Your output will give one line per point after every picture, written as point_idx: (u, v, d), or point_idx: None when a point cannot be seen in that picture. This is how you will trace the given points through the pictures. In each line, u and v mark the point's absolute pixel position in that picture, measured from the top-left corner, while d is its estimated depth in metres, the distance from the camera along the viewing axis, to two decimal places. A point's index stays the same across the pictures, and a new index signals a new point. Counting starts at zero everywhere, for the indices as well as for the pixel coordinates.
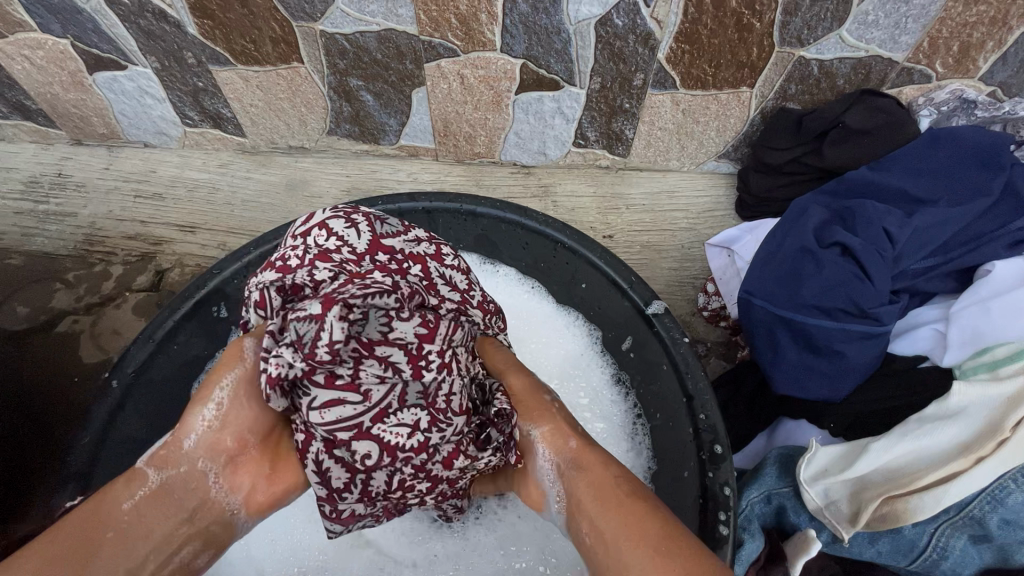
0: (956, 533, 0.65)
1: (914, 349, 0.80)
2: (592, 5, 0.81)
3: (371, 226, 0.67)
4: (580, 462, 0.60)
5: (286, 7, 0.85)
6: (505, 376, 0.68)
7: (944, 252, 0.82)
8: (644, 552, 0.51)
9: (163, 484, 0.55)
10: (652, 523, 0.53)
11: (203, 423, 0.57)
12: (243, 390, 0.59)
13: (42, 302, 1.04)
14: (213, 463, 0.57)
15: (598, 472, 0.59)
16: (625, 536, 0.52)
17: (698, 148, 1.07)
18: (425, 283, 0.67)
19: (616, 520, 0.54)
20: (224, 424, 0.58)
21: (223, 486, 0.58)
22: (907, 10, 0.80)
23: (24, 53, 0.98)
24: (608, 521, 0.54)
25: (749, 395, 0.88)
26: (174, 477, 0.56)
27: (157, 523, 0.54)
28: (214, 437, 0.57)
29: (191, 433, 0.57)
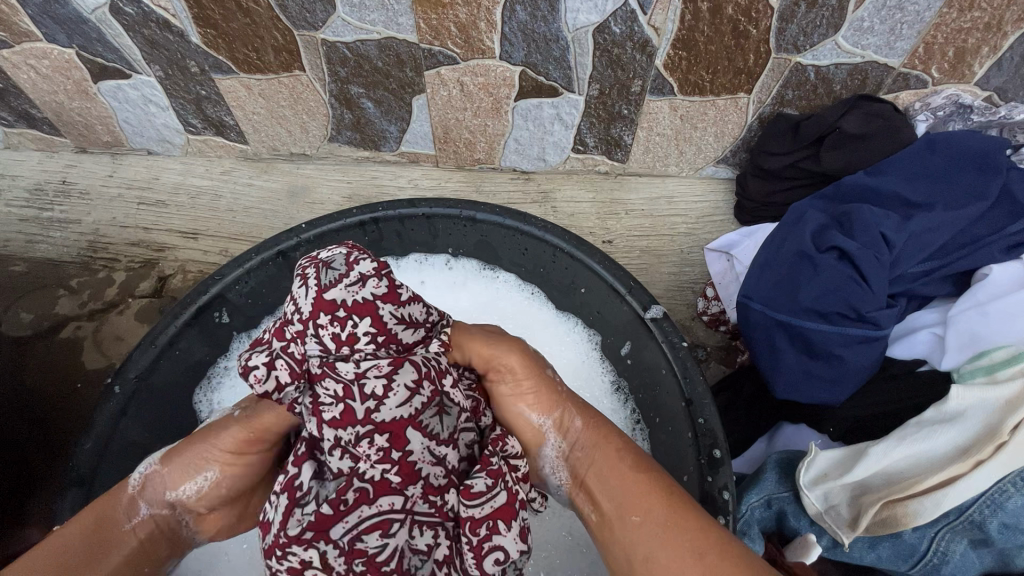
0: (956, 537, 0.65)
1: (913, 352, 0.81)
2: (590, 13, 0.82)
3: (314, 279, 0.56)
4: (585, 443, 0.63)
5: (288, 16, 0.87)
6: (506, 348, 0.65)
7: (941, 255, 0.82)
8: (654, 528, 0.54)
9: (149, 517, 0.62)
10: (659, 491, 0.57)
11: (190, 485, 0.62)
12: (236, 471, 0.63)
13: (46, 309, 1.05)
14: (186, 515, 0.64)
15: (608, 450, 0.62)
16: (631, 515, 0.56)
17: (696, 153, 1.08)
18: (379, 338, 0.55)
19: (636, 486, 0.58)
20: (203, 498, 0.63)
21: (194, 527, 0.65)
22: (902, 16, 0.81)
23: (30, 62, 0.99)
24: (625, 486, 0.58)
25: (748, 398, 0.90)
26: (161, 514, 0.63)
27: (140, 553, 0.60)
28: (192, 502, 0.63)
29: (176, 487, 0.63)
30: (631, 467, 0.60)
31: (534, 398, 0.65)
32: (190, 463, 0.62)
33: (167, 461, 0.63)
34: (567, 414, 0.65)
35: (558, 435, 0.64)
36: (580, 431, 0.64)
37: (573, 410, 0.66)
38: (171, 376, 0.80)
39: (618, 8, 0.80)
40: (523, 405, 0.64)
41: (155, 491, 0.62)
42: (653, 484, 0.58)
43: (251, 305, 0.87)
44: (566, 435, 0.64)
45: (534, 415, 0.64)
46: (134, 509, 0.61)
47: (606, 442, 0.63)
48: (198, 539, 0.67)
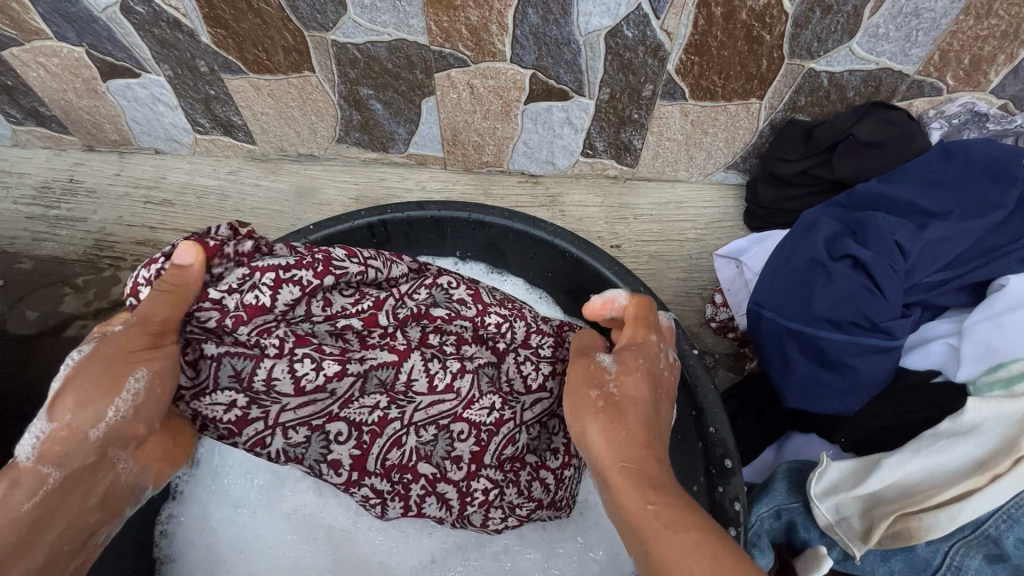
0: (971, 552, 0.64)
1: (927, 363, 0.80)
2: (603, 16, 0.81)
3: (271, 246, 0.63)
4: (609, 481, 0.52)
5: (299, 17, 0.86)
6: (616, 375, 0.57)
7: (957, 265, 0.81)
8: None
9: (64, 479, 0.52)
10: (704, 553, 0.44)
11: (110, 415, 0.51)
12: (160, 380, 0.52)
13: (51, 307, 1.04)
14: (120, 451, 0.54)
15: (631, 499, 0.50)
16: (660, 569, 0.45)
17: (706, 158, 1.07)
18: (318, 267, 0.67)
19: (675, 547, 0.45)
20: (135, 414, 0.52)
21: (131, 467, 0.56)
22: (918, 23, 0.80)
23: (39, 60, 0.99)
24: (654, 544, 0.46)
25: (758, 407, 0.87)
26: (77, 469, 0.52)
27: (66, 512, 0.53)
28: (124, 430, 0.52)
29: (90, 428, 0.51)
30: (668, 524, 0.47)
31: (579, 429, 0.56)
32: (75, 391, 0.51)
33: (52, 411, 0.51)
34: (597, 437, 0.54)
35: (603, 377, 0.56)
36: (609, 404, 0.55)
37: (603, 424, 0.54)
38: None
39: (630, 11, 0.80)
40: (574, 406, 0.56)
41: (59, 449, 0.51)
42: (691, 539, 0.45)
43: None
44: (609, 375, 0.56)
45: (578, 392, 0.56)
46: (37, 479, 0.51)
47: (629, 489, 0.50)
48: (140, 479, 0.58)
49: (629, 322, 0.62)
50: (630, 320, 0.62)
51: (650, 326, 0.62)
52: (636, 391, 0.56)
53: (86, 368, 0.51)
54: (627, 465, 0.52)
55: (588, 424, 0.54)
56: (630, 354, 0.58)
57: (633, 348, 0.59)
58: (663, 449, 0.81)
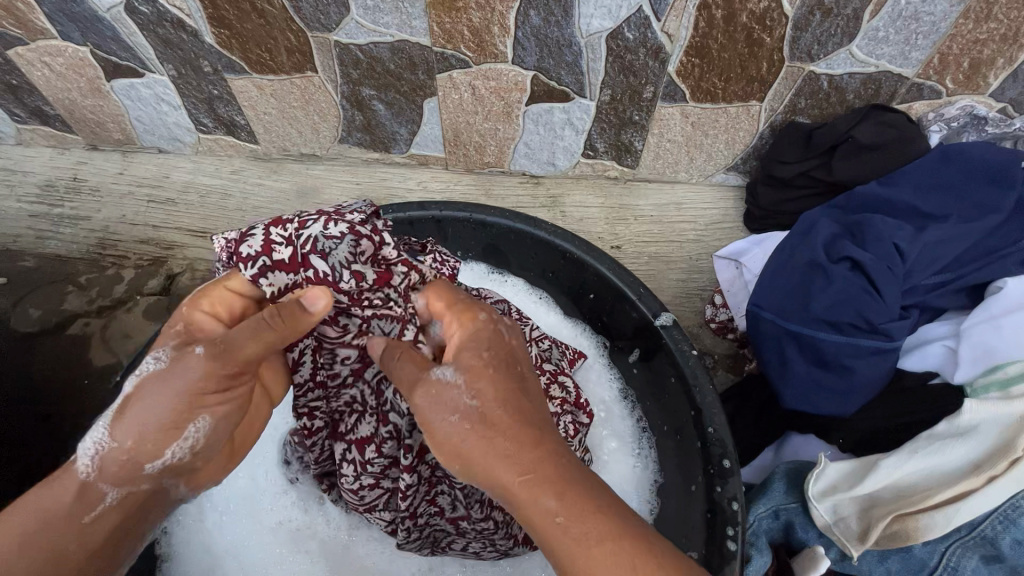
0: (967, 553, 0.65)
1: (924, 365, 0.80)
2: (604, 18, 0.82)
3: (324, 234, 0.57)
4: (509, 500, 0.47)
5: (302, 18, 0.87)
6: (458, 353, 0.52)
7: (955, 268, 0.82)
8: None
9: (120, 500, 0.51)
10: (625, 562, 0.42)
11: (175, 451, 0.51)
12: (227, 416, 0.53)
13: (54, 305, 1.05)
14: (176, 480, 0.53)
15: (539, 513, 0.45)
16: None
17: (707, 160, 1.08)
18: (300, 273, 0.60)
19: (593, 560, 0.42)
20: (197, 453, 0.52)
21: (185, 491, 0.56)
22: (917, 27, 0.80)
23: (44, 59, 1.00)
24: (576, 559, 0.43)
25: (757, 407, 0.88)
26: (133, 493, 0.52)
27: (116, 538, 0.52)
28: (183, 464, 0.52)
29: (155, 460, 0.51)
30: (577, 537, 0.43)
31: (454, 455, 0.49)
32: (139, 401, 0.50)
33: (117, 426, 0.50)
34: (480, 456, 0.48)
35: (451, 394, 0.50)
36: (476, 414, 0.49)
37: (483, 440, 0.48)
38: None
39: (631, 13, 0.80)
40: (434, 431, 0.50)
41: (116, 469, 0.50)
42: (615, 545, 0.43)
43: None
44: (460, 390, 0.50)
45: (438, 417, 0.50)
46: (95, 496, 0.50)
47: (534, 503, 0.45)
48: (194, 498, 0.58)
49: (444, 316, 0.56)
50: (443, 312, 0.56)
51: (478, 313, 0.55)
52: (491, 393, 0.50)
53: (159, 390, 0.50)
54: (528, 475, 0.46)
55: (476, 440, 0.49)
56: (468, 352, 0.52)
57: (473, 345, 0.53)
58: (662, 448, 0.81)
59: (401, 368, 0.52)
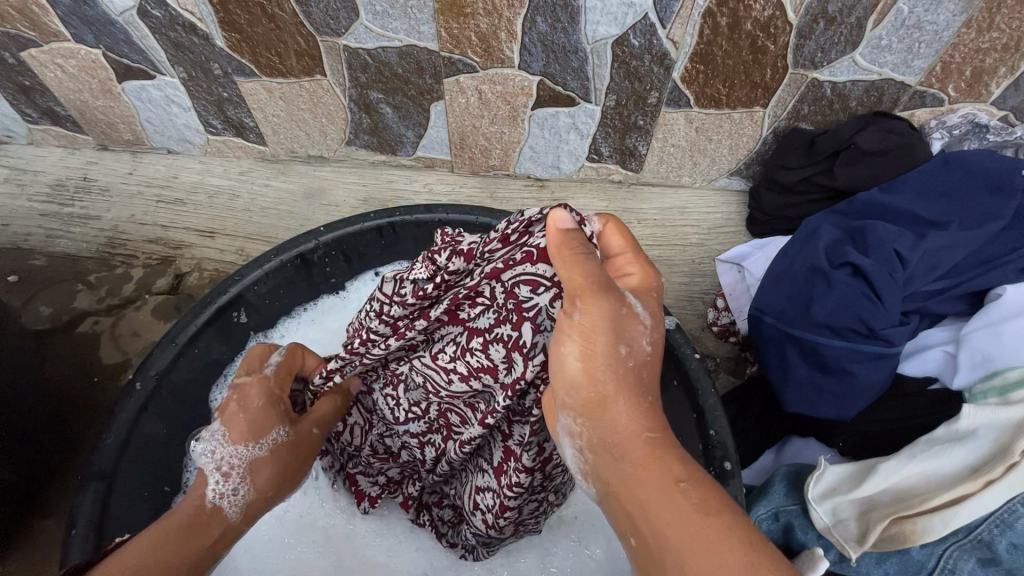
0: (964, 555, 0.66)
1: (924, 370, 0.82)
2: (610, 25, 0.83)
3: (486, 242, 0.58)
4: (625, 452, 0.50)
5: (312, 22, 0.88)
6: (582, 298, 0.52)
7: (955, 275, 0.83)
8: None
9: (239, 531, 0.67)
10: (738, 550, 0.43)
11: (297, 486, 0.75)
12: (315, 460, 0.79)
13: (64, 303, 1.07)
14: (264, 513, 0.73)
15: (655, 476, 0.48)
16: (698, 542, 0.43)
17: (710, 165, 1.09)
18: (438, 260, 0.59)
19: (699, 535, 0.44)
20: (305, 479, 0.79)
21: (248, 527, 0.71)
22: (920, 36, 0.81)
23: (57, 61, 1.01)
24: (689, 526, 0.44)
25: (758, 411, 0.89)
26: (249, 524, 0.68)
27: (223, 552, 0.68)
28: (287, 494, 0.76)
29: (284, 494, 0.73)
30: (699, 506, 0.45)
31: (588, 383, 0.52)
32: (264, 463, 0.68)
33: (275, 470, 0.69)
34: (614, 401, 0.52)
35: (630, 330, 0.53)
36: (633, 361, 0.53)
37: (626, 387, 0.52)
38: (190, 373, 0.81)
39: (637, 20, 0.81)
40: (587, 352, 0.52)
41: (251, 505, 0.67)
42: (727, 526, 0.44)
43: (268, 304, 0.89)
44: (641, 331, 0.54)
45: (601, 336, 0.52)
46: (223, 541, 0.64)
47: (656, 465, 0.48)
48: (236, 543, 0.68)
49: (622, 254, 0.59)
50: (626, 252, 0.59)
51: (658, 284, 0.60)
52: (646, 354, 0.55)
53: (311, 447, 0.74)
54: (653, 438, 0.51)
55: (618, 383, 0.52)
56: (648, 302, 0.57)
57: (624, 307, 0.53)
58: None
59: (585, 267, 0.52)
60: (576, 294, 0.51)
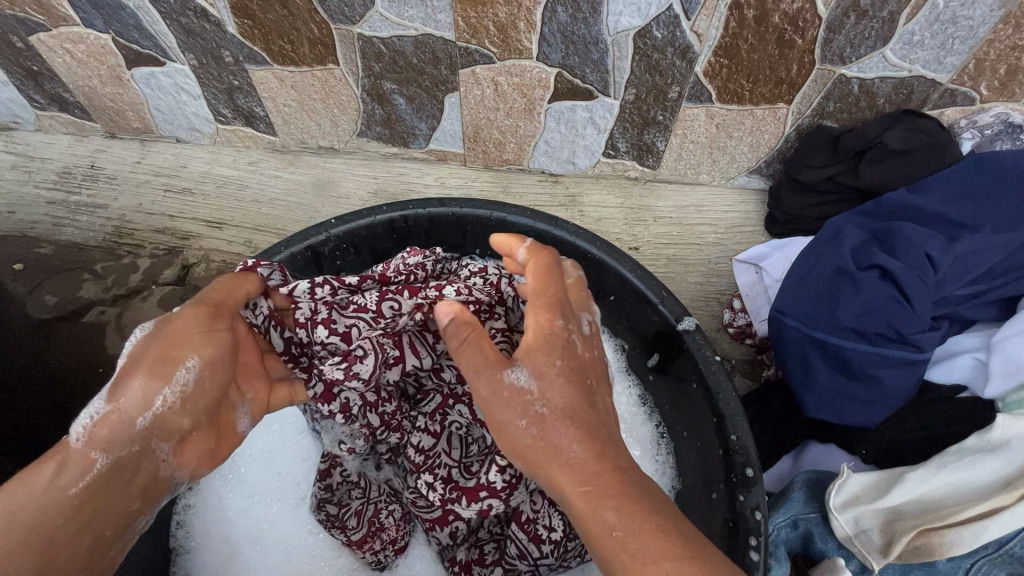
0: (994, 570, 0.64)
1: (953, 377, 0.79)
2: (633, 16, 0.81)
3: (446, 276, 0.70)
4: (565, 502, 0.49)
5: (326, 9, 0.86)
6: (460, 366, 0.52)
7: (988, 279, 0.80)
8: None
9: (114, 463, 0.51)
10: None
11: (162, 401, 0.51)
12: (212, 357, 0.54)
13: (70, 292, 1.06)
14: (165, 441, 0.53)
15: (596, 526, 0.47)
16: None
17: (729, 162, 1.06)
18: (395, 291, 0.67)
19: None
20: (186, 403, 0.52)
21: (174, 461, 0.54)
22: (955, 31, 0.79)
23: (65, 46, 0.99)
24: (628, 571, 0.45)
25: (776, 414, 0.86)
26: (125, 455, 0.51)
27: (120, 495, 0.52)
28: (170, 419, 0.52)
29: (145, 413, 0.51)
30: (636, 558, 0.45)
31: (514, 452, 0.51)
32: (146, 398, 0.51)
33: (114, 392, 0.52)
34: (540, 459, 0.50)
35: (525, 400, 0.50)
36: (541, 420, 0.50)
37: (546, 443, 0.50)
38: None
39: (661, 12, 0.79)
40: (502, 429, 0.52)
41: (110, 433, 0.51)
42: (667, 548, 0.45)
43: None
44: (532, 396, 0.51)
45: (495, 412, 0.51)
46: (86, 464, 0.50)
47: (595, 519, 0.47)
48: (184, 475, 0.56)
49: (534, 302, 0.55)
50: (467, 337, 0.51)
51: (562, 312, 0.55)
52: (559, 402, 0.51)
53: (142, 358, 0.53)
54: (588, 490, 0.48)
55: (534, 451, 0.50)
56: (539, 352, 0.52)
57: (545, 346, 0.52)
58: (682, 452, 0.80)
59: (470, 355, 0.51)
60: (475, 384, 0.52)
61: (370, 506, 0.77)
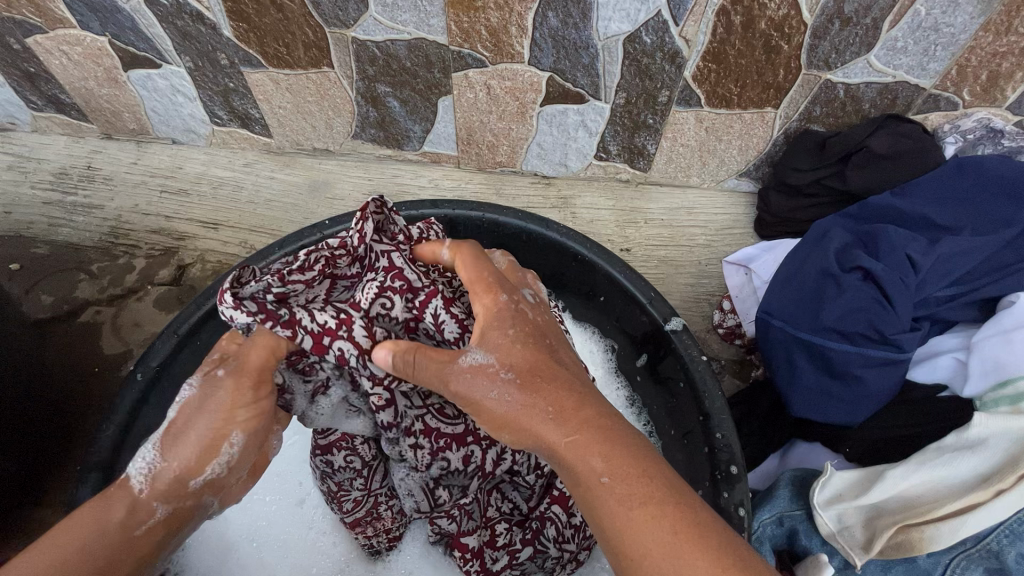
0: (972, 565, 0.65)
1: (934, 377, 0.81)
2: (622, 22, 0.82)
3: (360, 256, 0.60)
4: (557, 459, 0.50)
5: (320, 13, 0.87)
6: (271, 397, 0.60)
7: (969, 280, 0.82)
8: (662, 541, 0.44)
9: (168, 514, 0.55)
10: (666, 527, 0.44)
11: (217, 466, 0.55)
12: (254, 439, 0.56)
13: (66, 292, 1.06)
14: (214, 494, 0.57)
15: (585, 472, 0.48)
16: (636, 522, 0.45)
17: (719, 165, 1.08)
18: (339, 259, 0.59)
19: (633, 521, 0.45)
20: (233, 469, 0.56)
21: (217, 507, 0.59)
22: (937, 38, 0.80)
23: (62, 48, 1.00)
24: (620, 519, 0.46)
25: (763, 415, 0.88)
26: (180, 507, 0.55)
27: (170, 542, 0.57)
28: (221, 479, 0.56)
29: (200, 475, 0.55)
30: (625, 501, 0.46)
31: (498, 421, 0.53)
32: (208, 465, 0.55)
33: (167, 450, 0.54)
34: (524, 425, 0.51)
35: (489, 374, 0.53)
36: (515, 386, 0.52)
37: (529, 403, 0.52)
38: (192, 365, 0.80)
39: (650, 17, 0.81)
40: (479, 403, 0.53)
41: (165, 487, 0.54)
42: (654, 506, 0.46)
43: None
44: (491, 368, 0.53)
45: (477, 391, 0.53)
46: (147, 510, 0.54)
47: (583, 466, 0.48)
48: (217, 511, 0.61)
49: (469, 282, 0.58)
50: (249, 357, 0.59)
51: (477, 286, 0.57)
52: (529, 363, 0.54)
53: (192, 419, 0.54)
54: (573, 441, 0.49)
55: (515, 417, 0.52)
56: (496, 336, 0.55)
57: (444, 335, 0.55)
58: (668, 450, 0.82)
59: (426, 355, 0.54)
60: (442, 384, 0.54)
61: (370, 498, 0.75)
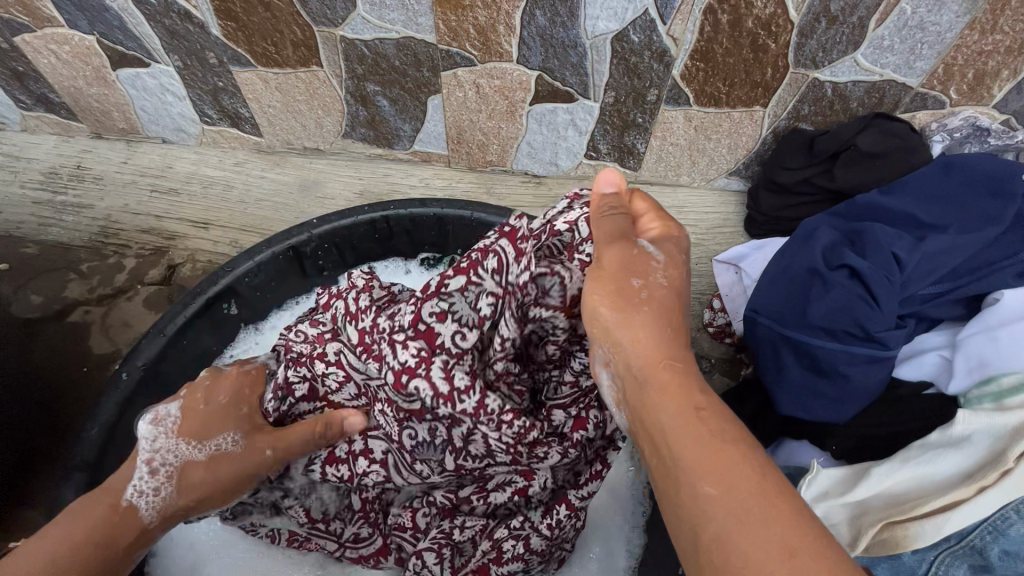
0: (956, 562, 0.64)
1: (920, 374, 0.81)
2: (610, 20, 0.82)
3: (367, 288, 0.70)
4: (649, 377, 0.50)
5: (309, 12, 0.87)
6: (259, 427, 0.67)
7: (953, 278, 0.82)
8: (740, 481, 0.42)
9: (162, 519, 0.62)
10: (749, 475, 0.42)
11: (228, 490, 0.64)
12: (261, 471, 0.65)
13: (55, 292, 1.06)
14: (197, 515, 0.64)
15: (676, 402, 0.47)
16: (711, 457, 0.43)
17: (709, 165, 1.08)
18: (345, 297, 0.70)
19: (704, 451, 0.44)
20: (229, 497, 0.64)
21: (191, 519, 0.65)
22: (923, 36, 0.81)
23: (50, 47, 1.00)
24: (697, 447, 0.44)
25: (749, 417, 0.88)
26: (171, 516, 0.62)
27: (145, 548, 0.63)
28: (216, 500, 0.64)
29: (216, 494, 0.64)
30: (711, 433, 0.45)
31: (604, 321, 0.53)
32: (214, 496, 0.63)
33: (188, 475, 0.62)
34: (629, 329, 0.52)
35: (647, 267, 0.54)
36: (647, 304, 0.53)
37: (649, 319, 0.52)
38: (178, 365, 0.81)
39: (637, 16, 0.81)
40: (599, 307, 0.53)
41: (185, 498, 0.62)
42: (741, 457, 0.43)
43: (260, 296, 0.88)
44: (658, 266, 0.54)
45: (616, 283, 0.53)
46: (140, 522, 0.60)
47: (682, 394, 0.48)
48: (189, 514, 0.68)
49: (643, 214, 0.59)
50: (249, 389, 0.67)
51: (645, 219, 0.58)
52: (675, 288, 0.54)
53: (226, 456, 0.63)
54: (672, 365, 0.50)
55: (635, 317, 0.52)
56: (673, 247, 0.56)
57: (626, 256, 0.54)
58: None
59: (609, 224, 0.56)
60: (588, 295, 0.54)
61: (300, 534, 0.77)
